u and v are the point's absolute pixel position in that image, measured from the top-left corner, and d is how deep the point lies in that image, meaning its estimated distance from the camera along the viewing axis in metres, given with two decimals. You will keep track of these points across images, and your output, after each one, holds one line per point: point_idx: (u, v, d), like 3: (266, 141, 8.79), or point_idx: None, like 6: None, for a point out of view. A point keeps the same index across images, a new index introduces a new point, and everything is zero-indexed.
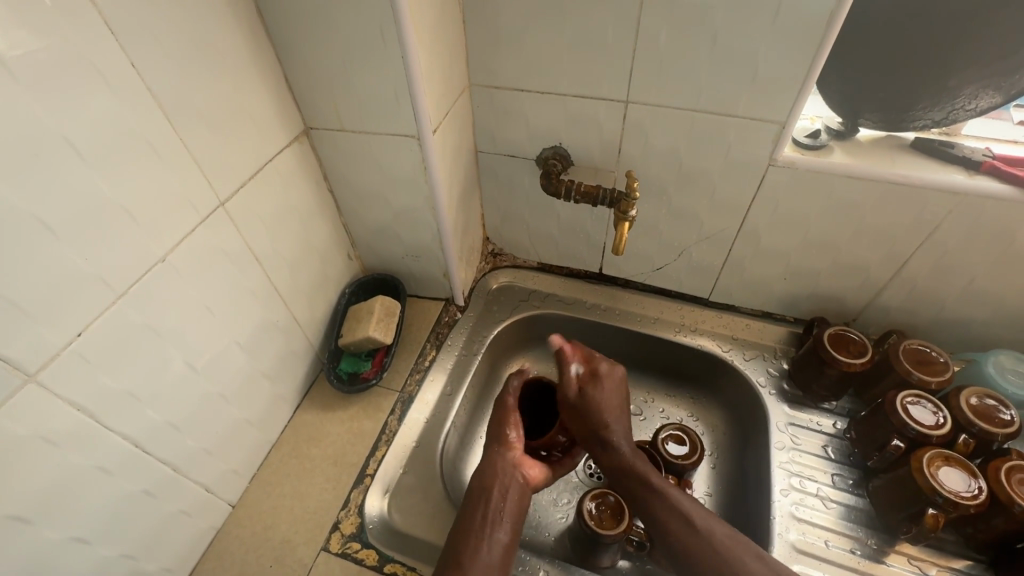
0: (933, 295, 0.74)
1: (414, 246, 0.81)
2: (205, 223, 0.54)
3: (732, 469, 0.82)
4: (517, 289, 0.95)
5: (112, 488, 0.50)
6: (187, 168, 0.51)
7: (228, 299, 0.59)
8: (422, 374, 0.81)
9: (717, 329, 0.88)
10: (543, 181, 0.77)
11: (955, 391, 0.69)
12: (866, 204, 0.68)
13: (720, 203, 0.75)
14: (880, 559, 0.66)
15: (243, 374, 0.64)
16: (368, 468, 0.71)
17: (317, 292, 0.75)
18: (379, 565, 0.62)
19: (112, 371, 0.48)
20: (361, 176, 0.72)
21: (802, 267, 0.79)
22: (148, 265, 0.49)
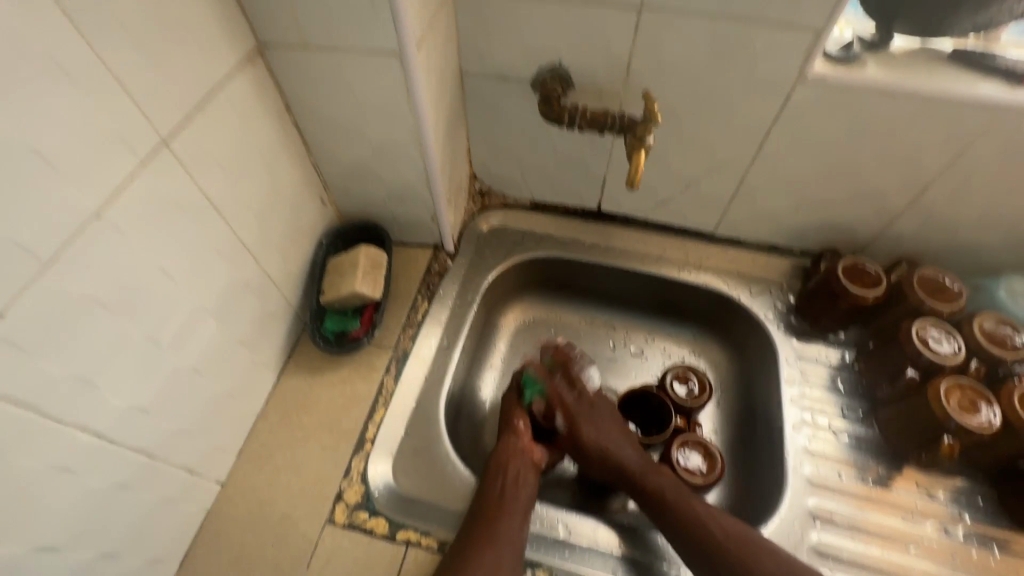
0: (951, 220, 0.71)
1: (398, 188, 0.71)
2: (147, 167, 0.44)
3: (739, 405, 0.81)
4: (509, 231, 0.87)
5: (77, 488, 0.43)
6: (113, 97, 0.40)
7: (187, 259, 0.50)
8: (416, 329, 0.74)
9: (723, 265, 0.84)
10: (542, 107, 0.67)
11: (968, 318, 0.67)
12: (897, 122, 0.62)
13: (738, 127, 0.68)
14: (890, 485, 0.67)
15: (216, 345, 0.56)
16: (367, 433, 0.65)
17: (290, 245, 0.66)
18: (390, 534, 0.59)
19: (54, 356, 0.39)
20: (330, 106, 0.61)
21: (817, 195, 0.74)
22: (80, 223, 0.39)
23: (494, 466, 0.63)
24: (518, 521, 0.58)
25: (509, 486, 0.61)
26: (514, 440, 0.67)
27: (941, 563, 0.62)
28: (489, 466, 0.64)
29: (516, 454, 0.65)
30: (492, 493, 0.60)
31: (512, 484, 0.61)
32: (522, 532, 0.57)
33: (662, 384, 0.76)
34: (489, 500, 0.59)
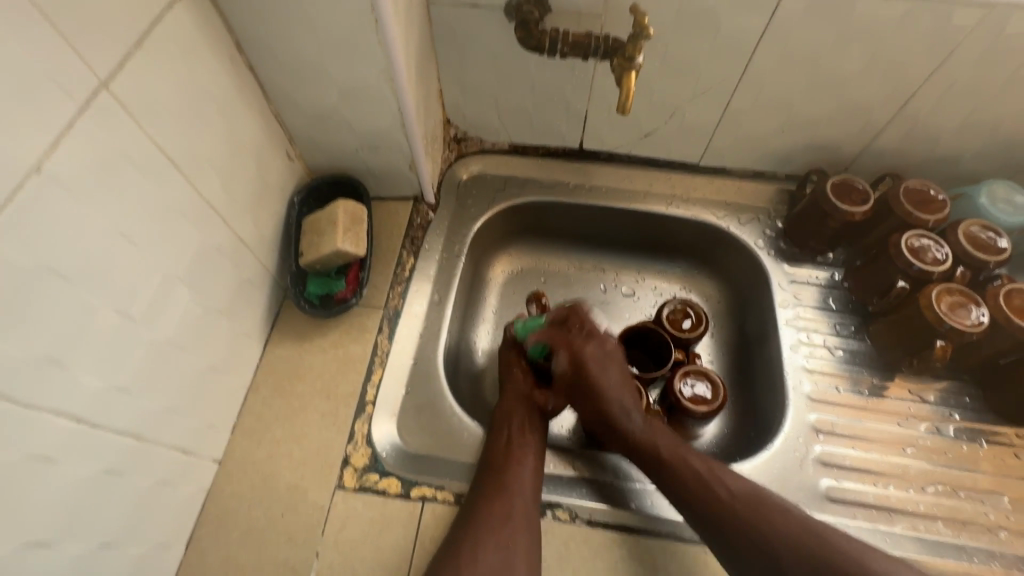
0: (933, 131, 0.71)
1: (371, 136, 0.66)
2: (89, 115, 0.38)
3: (734, 334, 0.82)
4: (491, 178, 0.83)
5: (60, 477, 0.39)
6: (39, 33, 0.34)
7: (149, 222, 0.45)
8: (404, 286, 0.71)
9: (710, 196, 0.82)
10: (520, 35, 0.63)
11: (953, 226, 0.68)
12: (886, 28, 0.60)
13: (724, 44, 0.65)
14: (884, 394, 0.69)
15: (193, 317, 0.51)
16: (367, 395, 0.63)
17: (260, 205, 0.61)
18: (404, 492, 0.57)
19: (12, 334, 0.35)
20: (287, 43, 0.54)
21: (803, 115, 0.73)
22: (16, 179, 0.34)
23: (499, 416, 0.62)
24: (528, 467, 0.57)
25: (514, 434, 0.60)
26: (518, 390, 0.66)
27: (935, 460, 0.65)
28: (495, 416, 0.63)
29: (518, 404, 0.64)
30: (500, 446, 0.58)
31: (520, 433, 0.60)
32: (531, 478, 0.57)
33: (659, 319, 0.75)
34: (495, 448, 0.58)
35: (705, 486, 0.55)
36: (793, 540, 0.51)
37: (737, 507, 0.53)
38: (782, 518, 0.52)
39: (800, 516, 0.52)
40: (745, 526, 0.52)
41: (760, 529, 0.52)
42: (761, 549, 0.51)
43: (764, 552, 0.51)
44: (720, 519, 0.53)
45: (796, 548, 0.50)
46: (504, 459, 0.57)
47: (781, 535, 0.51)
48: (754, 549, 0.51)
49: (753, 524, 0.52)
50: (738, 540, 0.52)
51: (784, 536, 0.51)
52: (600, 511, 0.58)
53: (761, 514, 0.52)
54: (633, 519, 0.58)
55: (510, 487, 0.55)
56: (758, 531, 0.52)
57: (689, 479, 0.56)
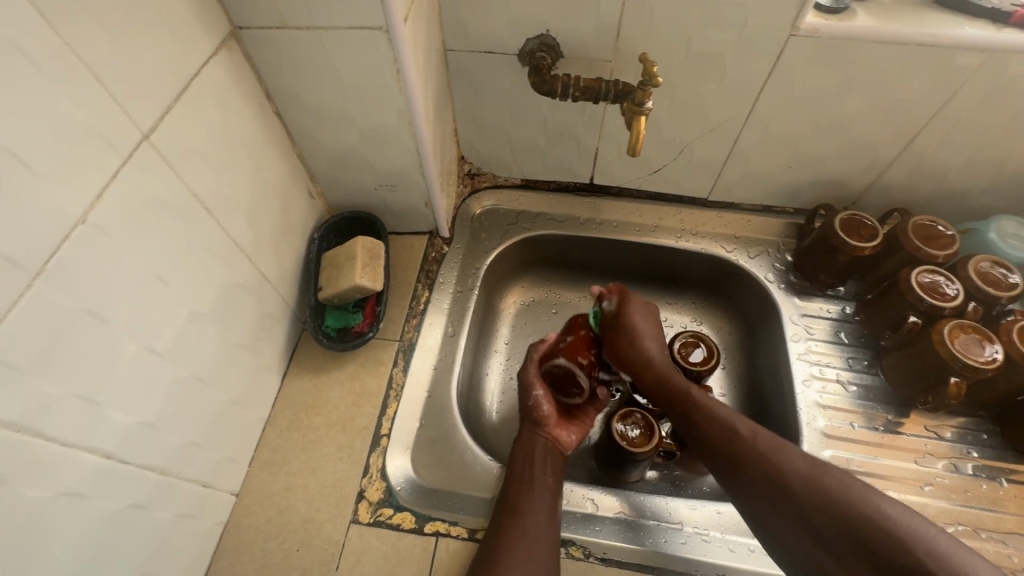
0: (939, 167, 0.72)
1: (390, 174, 0.68)
2: (131, 164, 0.41)
3: (746, 367, 0.82)
4: (503, 212, 0.85)
5: (89, 514, 0.41)
6: (89, 92, 0.37)
7: (180, 262, 0.47)
8: (419, 318, 0.72)
9: (719, 230, 0.83)
10: (534, 81, 0.65)
11: (963, 261, 0.69)
12: (887, 73, 0.62)
13: (732, 86, 0.67)
14: (899, 430, 0.69)
15: (217, 352, 0.53)
16: (382, 428, 0.63)
17: (282, 243, 0.63)
18: (418, 526, 0.58)
19: (50, 374, 0.36)
20: (313, 90, 0.57)
21: (810, 152, 0.74)
22: (65, 229, 0.36)
23: (517, 455, 0.62)
24: (545, 508, 0.57)
25: (536, 476, 0.59)
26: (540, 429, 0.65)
27: (954, 499, 0.64)
28: (513, 455, 0.62)
29: (541, 445, 0.63)
30: (517, 489, 0.58)
31: (539, 473, 0.60)
32: (549, 520, 0.56)
33: (671, 351, 0.75)
34: (518, 491, 0.58)
35: (729, 434, 0.55)
36: (806, 477, 0.49)
37: (756, 449, 0.53)
38: (800, 462, 0.51)
39: (820, 464, 0.50)
40: (760, 462, 0.52)
41: (776, 466, 0.51)
42: (770, 480, 0.51)
43: (781, 496, 0.50)
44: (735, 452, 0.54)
45: (808, 486, 0.49)
46: (521, 501, 0.57)
47: (797, 475, 0.50)
48: (770, 494, 0.50)
49: (771, 466, 0.51)
50: (756, 483, 0.51)
51: (800, 476, 0.50)
52: (615, 549, 0.58)
53: (778, 454, 0.52)
54: (650, 558, 0.58)
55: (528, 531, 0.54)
56: (772, 472, 0.51)
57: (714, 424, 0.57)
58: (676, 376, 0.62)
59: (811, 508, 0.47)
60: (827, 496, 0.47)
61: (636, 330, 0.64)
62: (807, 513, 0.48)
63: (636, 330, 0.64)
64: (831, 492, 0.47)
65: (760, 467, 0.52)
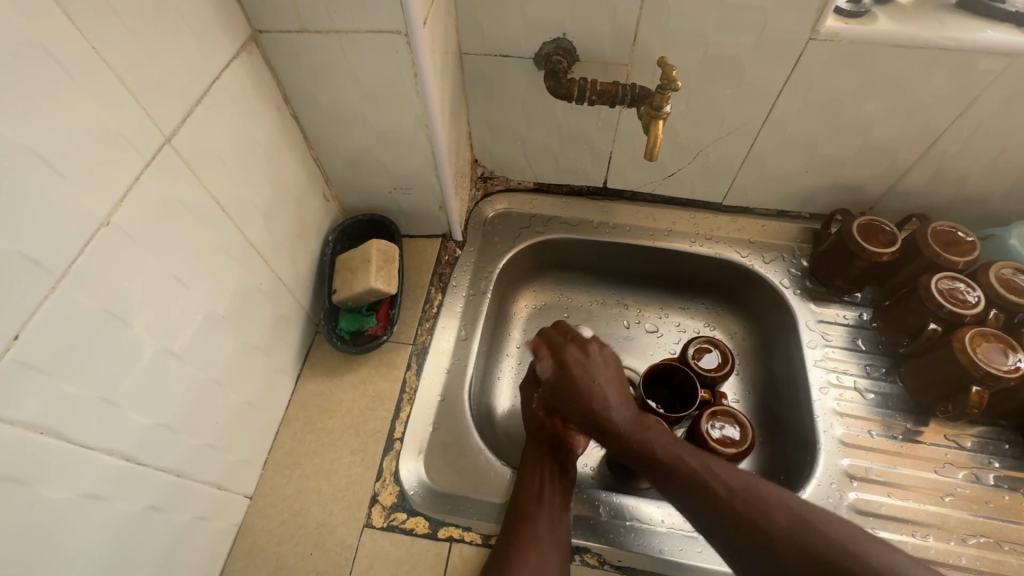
0: (959, 172, 0.72)
1: (404, 177, 0.68)
2: (153, 167, 0.41)
3: (760, 373, 0.81)
4: (516, 215, 0.85)
5: (109, 515, 0.41)
6: (113, 95, 0.37)
7: (198, 265, 0.47)
8: (432, 322, 0.72)
9: (733, 234, 0.83)
10: (550, 84, 0.65)
11: (984, 267, 0.68)
12: (908, 77, 0.62)
13: (749, 90, 0.66)
14: (918, 439, 0.68)
15: (234, 354, 0.53)
16: (395, 432, 0.63)
17: (297, 245, 0.63)
18: (432, 531, 0.58)
19: (72, 375, 0.36)
20: (330, 93, 0.57)
21: (827, 157, 0.74)
22: (90, 230, 0.36)
23: (528, 459, 0.61)
24: (557, 514, 0.56)
25: (547, 482, 0.59)
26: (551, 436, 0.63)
27: (975, 510, 0.63)
28: (523, 460, 0.62)
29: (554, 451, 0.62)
30: (530, 494, 0.57)
31: (550, 479, 0.59)
32: (560, 526, 0.56)
33: (684, 356, 0.74)
34: (529, 498, 0.57)
35: (705, 488, 0.48)
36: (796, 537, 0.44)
37: (737, 501, 0.47)
38: (786, 515, 0.45)
39: (806, 512, 0.45)
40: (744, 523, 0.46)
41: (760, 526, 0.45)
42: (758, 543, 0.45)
43: (771, 560, 0.44)
44: (712, 513, 0.47)
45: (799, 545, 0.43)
46: (535, 507, 0.56)
47: (784, 534, 0.44)
48: (769, 562, 0.44)
49: (753, 527, 0.45)
50: (743, 545, 0.45)
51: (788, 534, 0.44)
52: (630, 558, 0.58)
53: (762, 507, 0.46)
54: (667, 567, 0.58)
55: (541, 539, 0.54)
56: (757, 530, 0.45)
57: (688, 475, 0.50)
58: (642, 435, 0.53)
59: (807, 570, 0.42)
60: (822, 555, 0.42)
61: (583, 385, 0.57)
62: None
63: (584, 386, 0.57)
64: (839, 556, 0.42)
65: (753, 530, 0.45)
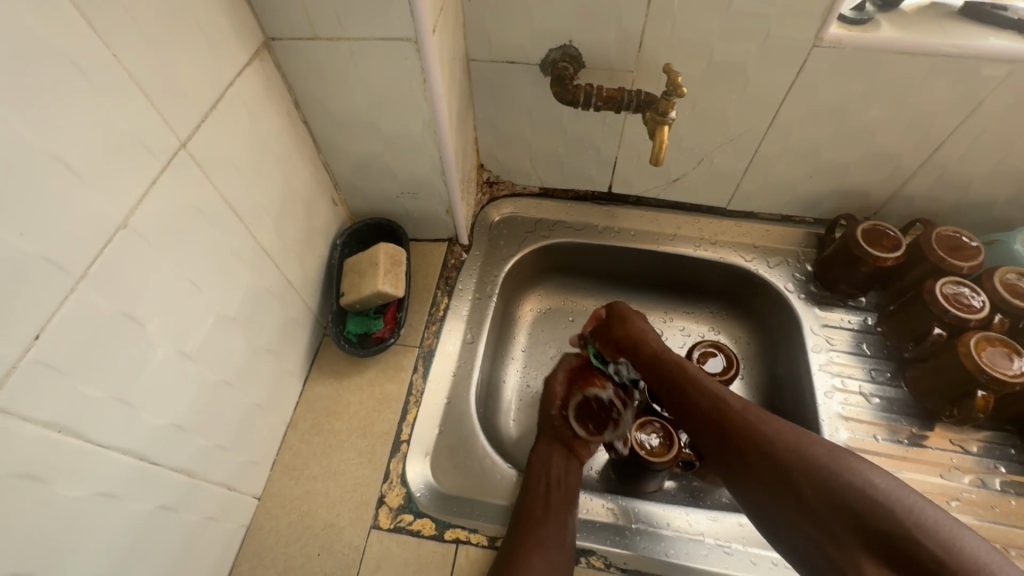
0: (963, 178, 0.72)
1: (412, 182, 0.69)
2: (168, 171, 0.42)
3: (765, 377, 0.81)
4: (521, 219, 0.86)
5: (122, 514, 0.41)
6: (131, 101, 0.38)
7: (211, 268, 0.48)
8: (439, 325, 0.73)
9: (738, 239, 0.83)
10: (556, 90, 0.66)
11: (988, 272, 0.68)
12: (912, 83, 0.62)
13: (753, 96, 0.67)
14: (924, 444, 0.68)
15: (244, 356, 0.54)
16: (402, 434, 0.64)
17: (306, 248, 0.64)
18: (438, 533, 0.58)
19: (89, 375, 0.37)
20: (340, 99, 0.58)
21: (831, 162, 0.74)
22: (107, 234, 0.37)
23: (532, 464, 0.62)
24: (561, 515, 0.57)
25: (551, 485, 0.60)
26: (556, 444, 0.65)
27: (981, 515, 0.63)
28: (528, 465, 0.62)
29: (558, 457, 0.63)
30: (534, 497, 0.58)
31: (555, 482, 0.60)
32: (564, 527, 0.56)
33: (689, 360, 0.75)
34: (534, 502, 0.57)
35: (719, 409, 0.55)
36: (790, 450, 0.49)
37: (750, 421, 0.53)
38: (788, 432, 0.51)
39: (806, 434, 0.51)
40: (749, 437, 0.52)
41: (761, 439, 0.51)
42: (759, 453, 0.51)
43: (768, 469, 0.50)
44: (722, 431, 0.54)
45: (792, 456, 0.49)
46: (540, 509, 0.57)
47: (782, 448, 0.50)
48: (767, 469, 0.50)
49: (756, 441, 0.51)
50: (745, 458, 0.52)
51: (784, 448, 0.50)
52: (636, 560, 0.58)
53: (766, 425, 0.52)
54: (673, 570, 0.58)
55: (546, 540, 0.54)
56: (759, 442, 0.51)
57: (712, 397, 0.57)
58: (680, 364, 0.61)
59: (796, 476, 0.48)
60: (813, 465, 0.48)
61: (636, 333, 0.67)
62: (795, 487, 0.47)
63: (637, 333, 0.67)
64: (826, 469, 0.47)
65: (756, 442, 0.51)
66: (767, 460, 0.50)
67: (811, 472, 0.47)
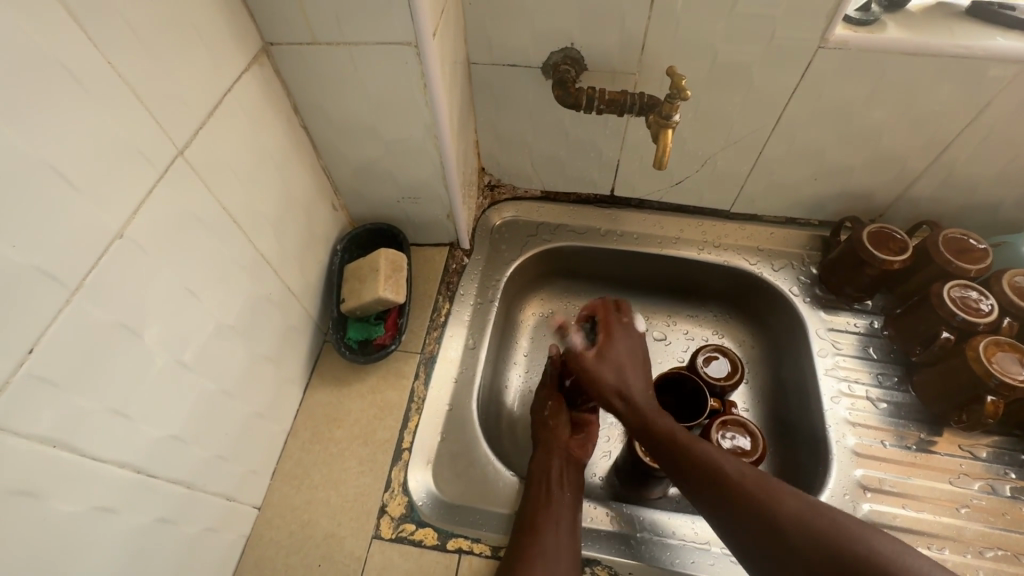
0: (970, 181, 0.71)
1: (413, 187, 0.69)
2: (166, 179, 0.41)
3: (770, 381, 0.80)
4: (523, 223, 0.85)
5: (119, 529, 0.40)
6: (127, 108, 0.37)
7: (209, 276, 0.47)
8: (440, 331, 0.72)
9: (741, 242, 0.82)
10: (558, 94, 0.65)
11: (996, 276, 0.67)
12: (918, 84, 0.61)
13: (757, 98, 0.66)
14: (932, 450, 0.67)
15: (243, 364, 0.53)
16: (404, 441, 0.63)
17: (306, 254, 0.63)
18: (441, 543, 0.57)
19: (86, 387, 0.37)
20: (340, 104, 0.58)
21: (836, 164, 0.73)
22: (103, 243, 0.37)
23: (536, 467, 0.62)
24: (565, 519, 0.56)
25: (554, 488, 0.59)
26: (557, 444, 0.64)
27: (992, 522, 0.62)
28: (531, 470, 0.62)
29: (561, 460, 0.62)
30: (538, 502, 0.57)
31: (558, 485, 0.59)
32: (570, 531, 0.56)
33: (693, 365, 0.74)
34: (538, 508, 0.57)
35: (714, 472, 0.50)
36: (801, 521, 0.45)
37: (748, 488, 0.48)
38: (794, 501, 0.46)
39: (814, 503, 0.46)
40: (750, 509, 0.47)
41: (765, 512, 0.46)
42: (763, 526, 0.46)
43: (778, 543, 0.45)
44: (720, 501, 0.49)
45: (802, 527, 0.44)
46: (543, 514, 0.56)
47: (792, 518, 0.45)
48: (775, 546, 0.45)
49: (760, 511, 0.46)
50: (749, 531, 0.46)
51: (792, 518, 0.45)
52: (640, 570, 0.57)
53: (767, 493, 0.47)
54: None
55: (551, 544, 0.54)
56: (763, 514, 0.46)
57: (702, 461, 0.52)
58: (662, 420, 0.56)
59: (809, 550, 0.43)
60: (827, 539, 0.43)
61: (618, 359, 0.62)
62: (812, 563, 0.43)
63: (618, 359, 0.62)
64: (841, 544, 0.42)
65: (759, 514, 0.46)
66: (777, 534, 0.45)
67: (825, 545, 0.42)
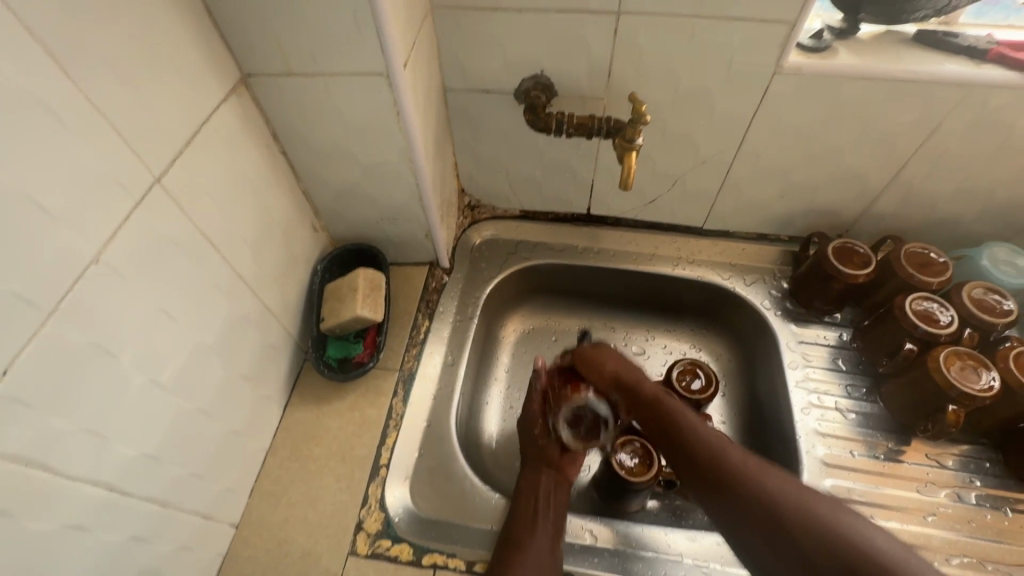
0: (929, 197, 0.74)
1: (391, 208, 0.71)
2: (143, 207, 0.43)
3: (745, 394, 0.82)
4: (503, 242, 0.87)
5: (90, 547, 0.41)
6: (104, 139, 0.39)
7: (186, 298, 0.49)
8: (419, 348, 0.73)
9: (714, 258, 0.85)
10: (530, 119, 0.69)
11: (957, 288, 0.69)
12: (871, 107, 0.64)
13: (721, 121, 0.69)
14: (900, 459, 0.68)
15: (220, 383, 0.55)
16: (381, 458, 0.64)
17: (286, 275, 0.65)
18: (416, 558, 0.58)
19: (60, 408, 0.38)
20: (317, 130, 0.60)
21: (800, 182, 0.76)
22: (78, 269, 0.38)
23: (522, 486, 0.62)
24: (546, 538, 0.57)
25: (539, 509, 0.60)
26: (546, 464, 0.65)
27: (959, 529, 0.63)
28: (517, 488, 0.63)
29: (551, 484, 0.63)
30: (519, 519, 0.58)
31: (543, 505, 0.60)
32: (549, 550, 0.57)
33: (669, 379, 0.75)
34: (520, 525, 0.58)
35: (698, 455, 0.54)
36: (771, 499, 0.47)
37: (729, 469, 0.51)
38: (765, 478, 0.49)
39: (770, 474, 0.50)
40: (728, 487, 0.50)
41: (739, 489, 0.49)
42: (741, 503, 0.49)
43: (751, 518, 0.48)
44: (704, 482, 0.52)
45: (764, 500, 0.47)
46: (525, 531, 0.57)
47: (760, 494, 0.48)
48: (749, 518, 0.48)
49: (735, 489, 0.49)
50: (730, 509, 0.49)
51: (768, 495, 0.48)
52: None
53: (741, 473, 0.50)
54: None
55: (528, 560, 0.54)
56: (739, 491, 0.49)
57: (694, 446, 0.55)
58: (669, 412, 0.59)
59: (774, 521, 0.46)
60: (784, 511, 0.46)
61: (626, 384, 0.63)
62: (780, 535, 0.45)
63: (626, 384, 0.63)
64: (794, 514, 0.45)
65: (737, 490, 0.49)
66: (749, 509, 0.48)
67: (787, 513, 0.46)
